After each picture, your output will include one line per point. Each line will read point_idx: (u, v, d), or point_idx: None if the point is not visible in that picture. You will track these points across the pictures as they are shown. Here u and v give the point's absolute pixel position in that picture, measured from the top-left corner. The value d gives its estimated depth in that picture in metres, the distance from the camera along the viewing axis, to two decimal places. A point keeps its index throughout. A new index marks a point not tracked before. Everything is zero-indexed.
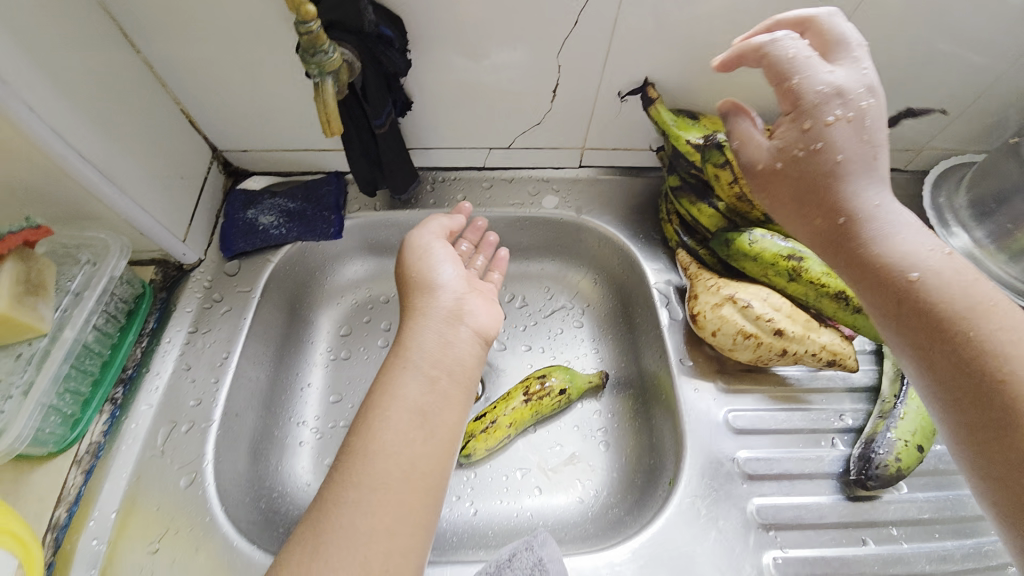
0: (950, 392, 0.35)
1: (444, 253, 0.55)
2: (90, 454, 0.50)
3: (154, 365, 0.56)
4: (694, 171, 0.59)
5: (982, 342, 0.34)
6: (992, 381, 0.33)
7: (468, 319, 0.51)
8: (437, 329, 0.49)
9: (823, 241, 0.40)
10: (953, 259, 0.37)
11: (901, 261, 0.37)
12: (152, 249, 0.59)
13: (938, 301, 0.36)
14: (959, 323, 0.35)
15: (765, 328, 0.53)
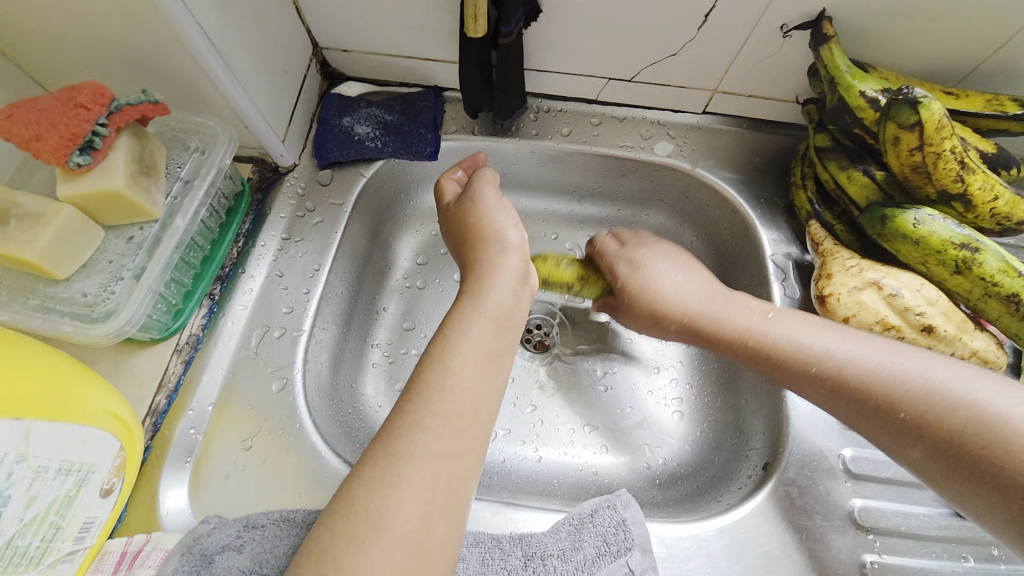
0: (900, 412, 0.37)
1: (499, 202, 0.54)
2: (189, 345, 0.50)
3: (250, 267, 0.55)
4: (860, 131, 0.51)
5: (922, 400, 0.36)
6: (956, 426, 0.35)
7: (520, 273, 0.49)
8: (508, 287, 0.47)
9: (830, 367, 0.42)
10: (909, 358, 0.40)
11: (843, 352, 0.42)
12: (253, 147, 0.57)
13: (893, 372, 0.39)
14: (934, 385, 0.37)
15: (910, 322, 0.48)
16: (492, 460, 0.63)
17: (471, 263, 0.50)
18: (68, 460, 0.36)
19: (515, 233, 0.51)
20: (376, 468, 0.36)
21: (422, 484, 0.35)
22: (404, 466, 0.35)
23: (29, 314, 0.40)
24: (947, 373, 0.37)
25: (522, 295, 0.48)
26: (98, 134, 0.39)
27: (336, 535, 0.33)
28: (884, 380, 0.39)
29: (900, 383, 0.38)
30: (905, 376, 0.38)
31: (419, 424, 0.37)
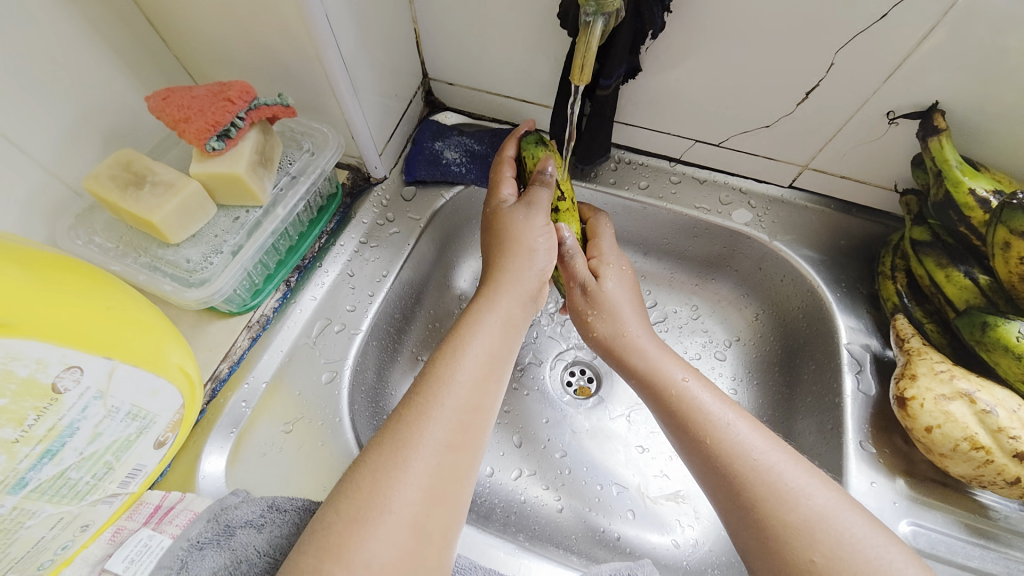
0: (745, 497, 0.38)
1: (545, 227, 0.52)
2: (259, 324, 0.54)
3: (326, 262, 0.59)
4: (966, 230, 0.49)
5: (819, 541, 0.35)
6: (749, 461, 0.39)
7: (532, 293, 0.50)
8: (519, 300, 0.48)
9: (728, 471, 0.40)
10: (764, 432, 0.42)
11: (754, 452, 0.40)
12: (353, 156, 0.62)
13: (770, 474, 0.38)
14: (792, 499, 0.37)
15: (1002, 446, 0.42)
16: (513, 497, 0.61)
17: (494, 268, 0.50)
18: (137, 405, 0.39)
19: (544, 257, 0.51)
20: (386, 456, 0.37)
21: (425, 470, 0.37)
22: (411, 453, 0.37)
23: (138, 269, 0.45)
24: (807, 478, 0.38)
25: (529, 312, 0.50)
26: (235, 124, 0.44)
27: (342, 515, 0.35)
28: (738, 451, 0.40)
29: (761, 500, 0.37)
30: (789, 487, 0.38)
31: (427, 415, 0.39)
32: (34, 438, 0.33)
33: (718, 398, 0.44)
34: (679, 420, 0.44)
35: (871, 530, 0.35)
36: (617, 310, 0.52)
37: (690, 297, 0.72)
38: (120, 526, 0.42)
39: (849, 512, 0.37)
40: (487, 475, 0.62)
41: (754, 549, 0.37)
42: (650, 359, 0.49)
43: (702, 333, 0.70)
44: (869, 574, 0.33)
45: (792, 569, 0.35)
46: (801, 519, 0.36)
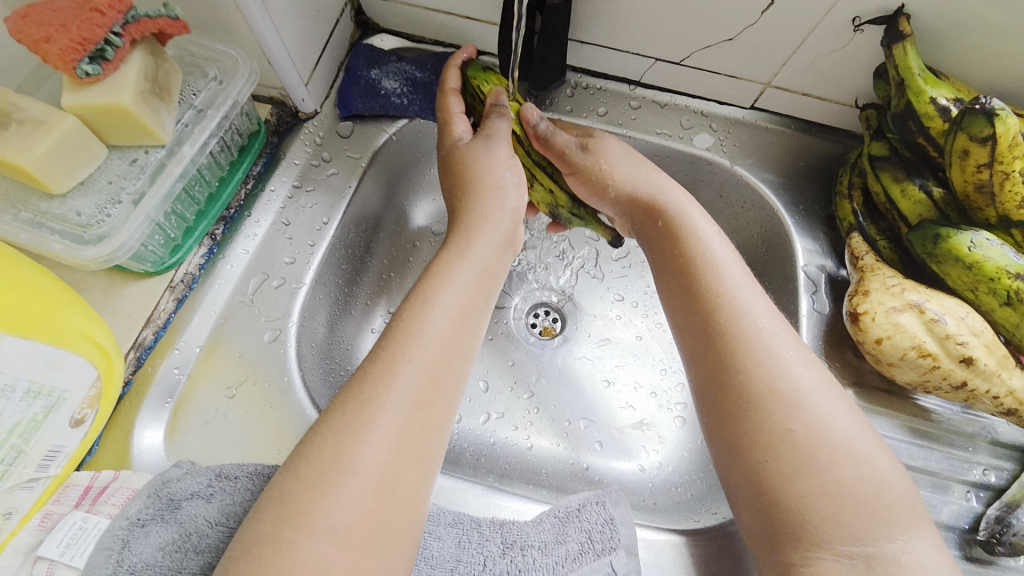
0: (736, 365, 0.38)
1: (510, 160, 0.47)
2: (184, 284, 0.48)
3: (256, 212, 0.53)
4: (923, 140, 0.47)
5: (800, 414, 0.36)
6: (754, 319, 0.40)
7: (508, 233, 0.45)
8: (494, 244, 0.44)
9: (728, 337, 0.39)
10: (770, 302, 0.42)
11: (755, 315, 0.40)
12: (275, 87, 0.54)
13: (764, 343, 0.39)
14: (778, 369, 0.37)
15: (949, 352, 0.44)
16: (482, 440, 0.60)
17: (460, 211, 0.45)
18: (37, 381, 0.34)
19: (513, 196, 0.46)
20: (352, 416, 0.32)
21: (395, 427, 0.33)
22: (376, 412, 0.33)
23: (18, 227, 0.38)
24: (802, 363, 0.38)
25: (506, 258, 0.45)
26: (111, 43, 0.37)
27: (301, 481, 0.30)
28: (738, 316, 0.40)
29: (753, 364, 0.38)
30: (781, 359, 0.38)
31: (393, 372, 0.34)
32: None
33: (733, 255, 0.44)
34: (688, 268, 0.43)
35: (851, 417, 0.36)
36: (618, 161, 0.50)
37: None
38: (48, 512, 0.38)
39: (829, 395, 0.37)
40: (455, 422, 0.61)
41: (726, 410, 0.38)
42: (678, 203, 0.47)
43: None
44: (840, 452, 0.35)
45: (763, 429, 0.36)
46: (786, 389, 0.37)
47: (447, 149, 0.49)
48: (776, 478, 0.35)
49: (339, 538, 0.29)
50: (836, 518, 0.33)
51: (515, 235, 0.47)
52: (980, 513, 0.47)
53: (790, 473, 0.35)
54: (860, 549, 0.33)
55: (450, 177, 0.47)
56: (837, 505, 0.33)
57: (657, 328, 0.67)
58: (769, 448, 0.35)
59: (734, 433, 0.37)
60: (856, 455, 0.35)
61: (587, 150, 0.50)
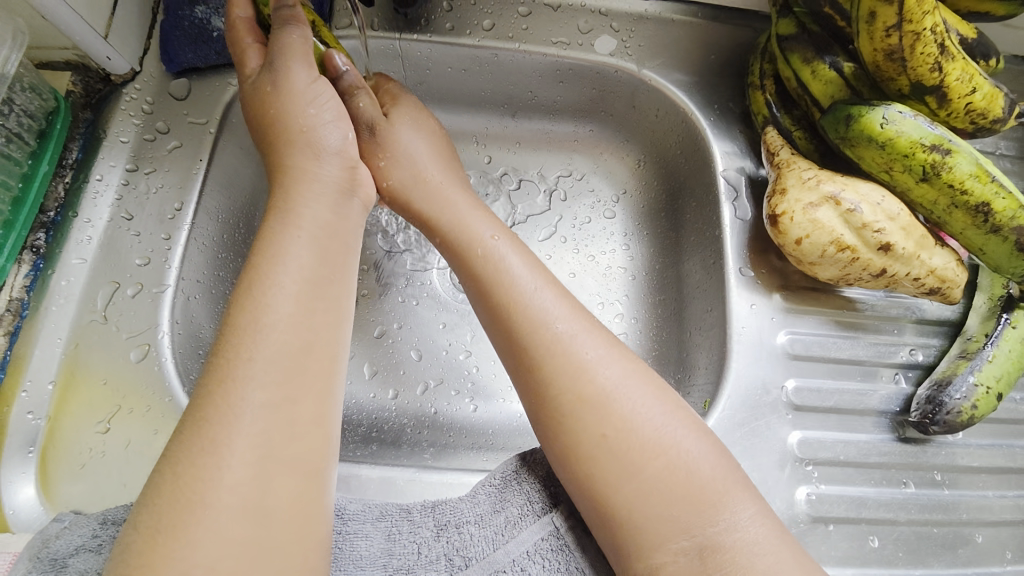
0: (546, 387, 0.35)
1: (314, 87, 0.41)
2: (12, 313, 0.40)
3: (85, 210, 0.44)
4: (830, 11, 0.43)
5: (612, 411, 0.34)
6: (531, 367, 0.36)
7: (340, 185, 0.40)
8: (325, 201, 0.38)
9: (541, 339, 0.37)
10: (569, 299, 0.40)
11: (546, 317, 0.38)
12: (66, 48, 0.43)
13: (556, 343, 0.37)
14: (583, 386, 0.35)
15: (867, 241, 0.43)
16: (421, 412, 0.57)
17: (279, 170, 0.39)
18: None
19: (333, 132, 0.41)
20: (196, 442, 0.28)
21: (251, 442, 0.28)
22: (223, 425, 0.28)
23: None
24: (620, 371, 0.36)
25: (351, 214, 0.40)
26: None
27: (157, 529, 0.26)
28: (535, 326, 0.37)
29: (558, 377, 0.35)
30: (584, 358, 0.36)
31: (234, 377, 0.29)
32: None
33: (528, 266, 0.41)
34: (490, 289, 0.40)
35: (663, 407, 0.35)
36: (410, 158, 0.48)
37: (570, 157, 0.64)
38: None
39: (638, 384, 0.36)
40: (391, 399, 0.57)
41: (546, 427, 0.35)
42: (453, 219, 0.45)
43: (589, 194, 0.64)
44: (650, 443, 0.33)
45: (568, 455, 0.34)
46: (595, 392, 0.34)
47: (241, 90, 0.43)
48: (591, 477, 0.33)
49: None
50: (639, 490, 0.32)
51: (362, 177, 0.42)
52: (908, 395, 0.48)
53: (592, 462, 0.33)
54: (692, 541, 0.30)
55: (255, 126, 0.42)
56: (652, 500, 0.31)
57: (590, 262, 0.61)
58: (585, 464, 0.33)
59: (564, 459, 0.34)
60: (661, 446, 0.33)
61: (379, 133, 0.47)
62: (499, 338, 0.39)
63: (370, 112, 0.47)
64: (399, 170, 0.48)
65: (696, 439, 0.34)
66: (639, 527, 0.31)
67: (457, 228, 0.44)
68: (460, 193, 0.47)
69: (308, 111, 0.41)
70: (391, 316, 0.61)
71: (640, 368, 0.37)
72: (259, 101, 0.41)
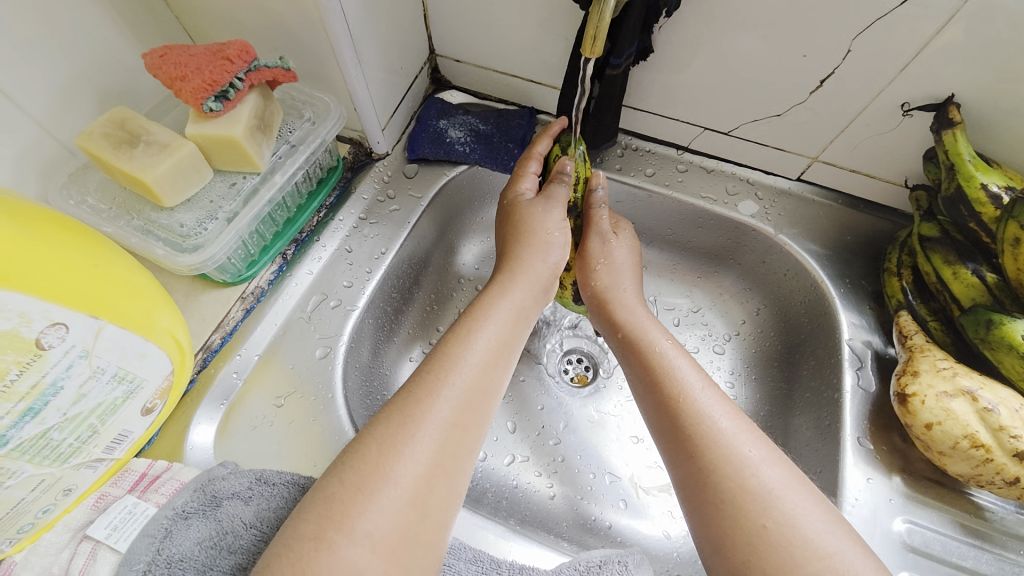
0: (703, 473, 0.38)
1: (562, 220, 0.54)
2: (253, 295, 0.53)
3: (324, 237, 0.58)
4: (976, 226, 0.47)
5: (772, 508, 0.35)
6: (689, 452, 0.40)
7: (546, 284, 0.51)
8: (532, 289, 0.50)
9: (705, 427, 0.40)
10: (732, 404, 0.43)
11: (710, 413, 0.41)
12: (355, 130, 0.60)
13: (716, 434, 0.39)
14: (746, 478, 0.37)
15: (1003, 444, 0.42)
16: (505, 482, 0.60)
17: (509, 258, 0.52)
18: (125, 368, 0.36)
19: (557, 249, 0.53)
20: (390, 433, 0.36)
21: (432, 445, 0.36)
22: (419, 426, 0.37)
23: (130, 231, 0.43)
24: (783, 479, 0.37)
25: (540, 306, 0.51)
26: (234, 86, 0.42)
27: (345, 486, 0.34)
28: (701, 416, 0.41)
29: (719, 467, 0.38)
30: (747, 456, 0.38)
31: (436, 392, 0.39)
32: (15, 395, 0.31)
33: (696, 369, 0.46)
34: (658, 379, 0.45)
35: (823, 513, 0.35)
36: (618, 272, 0.56)
37: (690, 290, 0.71)
38: (104, 493, 0.40)
39: (799, 489, 0.37)
40: (480, 460, 0.61)
41: (701, 513, 0.37)
42: (637, 322, 0.51)
43: (702, 327, 0.69)
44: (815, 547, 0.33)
45: (722, 546, 0.35)
46: (757, 486, 0.36)
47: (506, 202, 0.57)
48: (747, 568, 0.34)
49: (373, 543, 0.32)
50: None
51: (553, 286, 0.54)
52: None
53: (750, 555, 0.34)
54: None
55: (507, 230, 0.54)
56: None
57: None
58: (740, 552, 0.34)
59: (717, 545, 0.35)
60: (825, 550, 0.33)
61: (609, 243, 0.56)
62: (658, 420, 0.43)
63: (603, 226, 0.57)
64: (608, 276, 0.56)
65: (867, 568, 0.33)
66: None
67: (639, 324, 0.51)
68: (638, 299, 0.55)
69: (551, 221, 0.53)
70: None
71: (801, 479, 0.38)
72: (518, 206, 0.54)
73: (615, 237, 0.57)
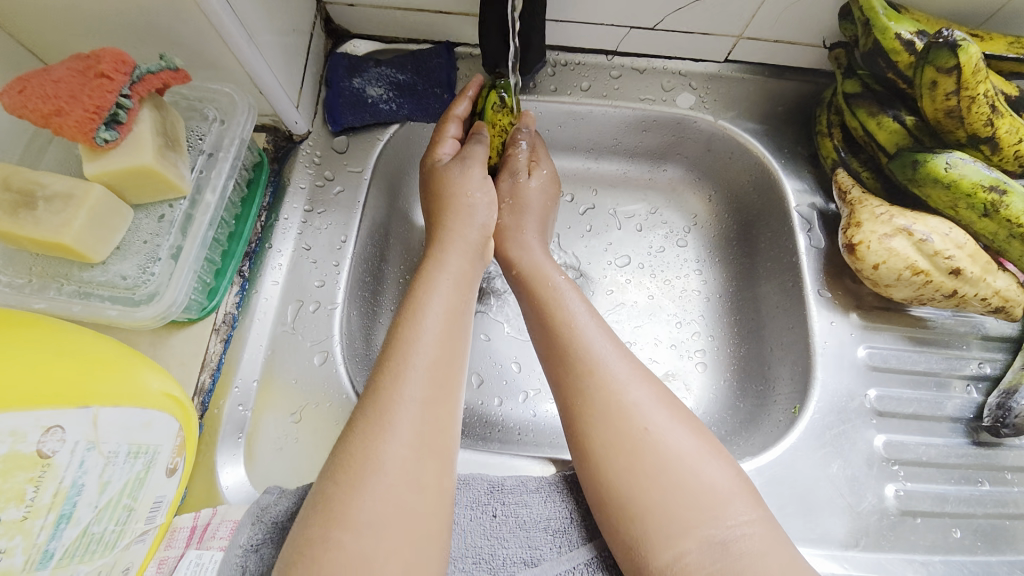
0: (592, 390, 0.42)
1: (482, 180, 0.54)
2: (227, 324, 0.50)
3: (276, 241, 0.54)
4: (894, 76, 0.51)
5: (651, 416, 0.41)
6: (581, 371, 0.43)
7: (478, 247, 0.51)
8: (466, 256, 0.49)
9: (588, 352, 0.44)
10: (609, 329, 0.47)
11: (587, 338, 0.45)
12: (266, 115, 0.53)
13: (598, 358, 0.44)
14: (621, 390, 0.42)
15: (939, 266, 0.49)
16: (524, 416, 0.63)
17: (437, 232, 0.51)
18: (135, 442, 0.35)
19: (484, 212, 0.53)
20: (369, 415, 0.38)
21: (412, 427, 0.38)
22: (394, 414, 0.38)
23: (68, 299, 0.39)
24: (649, 392, 0.42)
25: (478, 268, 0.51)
26: (122, 106, 0.36)
27: (340, 484, 0.36)
28: (586, 341, 0.45)
29: (603, 385, 0.42)
30: (622, 378, 0.43)
31: (402, 376, 0.40)
32: (42, 509, 0.29)
33: (581, 297, 0.49)
34: (546, 308, 0.48)
35: (677, 414, 0.41)
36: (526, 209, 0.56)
37: (644, 195, 0.72)
38: (162, 558, 0.40)
39: (662, 400, 0.42)
40: (497, 405, 0.63)
41: (587, 425, 0.41)
42: (528, 253, 0.53)
43: (663, 225, 0.71)
44: (686, 446, 0.40)
45: (589, 453, 0.41)
46: (632, 399, 0.41)
47: (429, 167, 0.56)
48: (622, 468, 0.39)
49: (376, 531, 0.34)
50: (657, 487, 0.38)
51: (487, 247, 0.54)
52: (980, 403, 0.54)
53: (607, 456, 0.40)
54: (719, 532, 0.36)
55: (431, 197, 0.54)
56: (694, 495, 0.37)
57: (665, 285, 0.69)
58: (620, 457, 0.39)
59: (599, 454, 0.40)
60: (691, 448, 0.39)
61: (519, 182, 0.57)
62: (548, 346, 0.46)
63: (517, 163, 0.58)
64: (509, 212, 0.57)
65: (721, 459, 0.40)
66: (632, 501, 0.38)
67: (532, 263, 0.53)
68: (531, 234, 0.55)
69: (473, 193, 0.52)
70: (482, 327, 0.67)
71: (657, 386, 0.43)
72: (443, 179, 0.54)
73: (528, 175, 0.58)
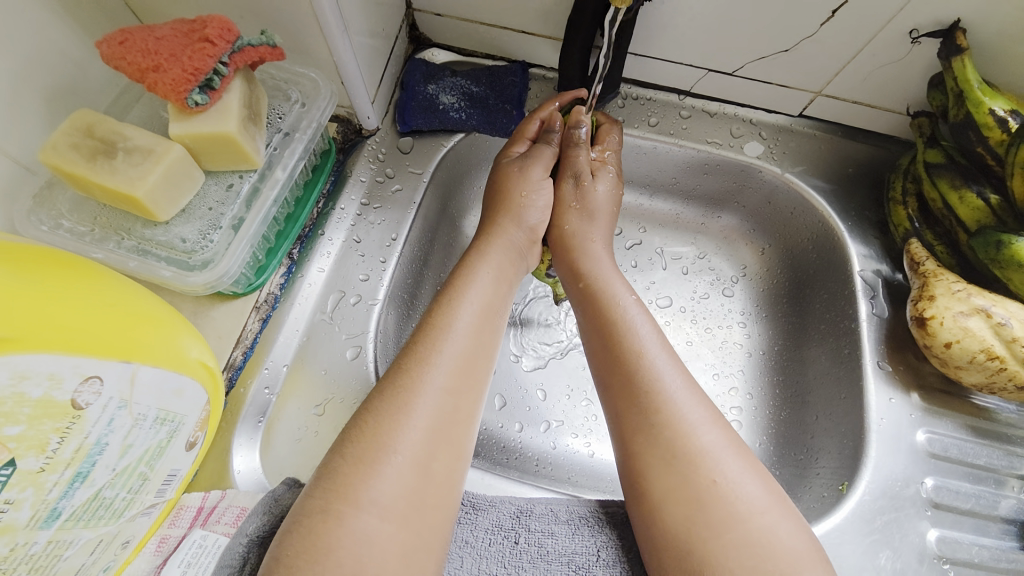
0: (659, 430, 0.40)
1: (541, 181, 0.54)
2: (267, 303, 0.49)
3: (329, 229, 0.54)
4: (983, 151, 0.50)
5: (721, 466, 0.38)
6: (649, 406, 0.41)
7: (520, 249, 0.52)
8: (507, 253, 0.50)
9: (656, 387, 0.42)
10: (680, 364, 0.44)
11: (657, 372, 0.42)
12: (343, 106, 0.54)
13: (668, 396, 0.41)
14: (691, 435, 0.39)
15: (1016, 354, 0.46)
16: (543, 448, 0.60)
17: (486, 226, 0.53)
18: (164, 409, 0.33)
19: (537, 214, 0.54)
20: (385, 399, 0.37)
21: (430, 411, 0.37)
22: (414, 397, 0.37)
23: (125, 254, 0.39)
24: (720, 441, 0.39)
25: (518, 268, 0.51)
26: (218, 72, 0.37)
27: (347, 458, 0.35)
28: (654, 376, 0.42)
29: (669, 426, 0.40)
30: (692, 420, 0.40)
31: (427, 362, 0.39)
32: (61, 463, 0.28)
33: (652, 327, 0.46)
34: (614, 334, 0.46)
35: (749, 468, 0.38)
36: (596, 213, 0.54)
37: (694, 238, 0.71)
38: (164, 536, 0.38)
39: (732, 450, 0.39)
40: (518, 432, 0.60)
41: (649, 466, 0.39)
42: (599, 270, 0.51)
43: (710, 271, 0.69)
44: (755, 504, 0.36)
45: (647, 496, 0.38)
46: (702, 445, 0.39)
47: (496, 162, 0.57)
48: (685, 519, 0.36)
49: (382, 510, 0.33)
50: (722, 544, 0.35)
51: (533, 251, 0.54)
52: None
53: (668, 502, 0.37)
54: None
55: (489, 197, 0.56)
56: (762, 559, 0.34)
57: (707, 333, 0.66)
58: (682, 505, 0.37)
59: (661, 500, 0.38)
60: (760, 507, 0.36)
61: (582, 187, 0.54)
62: (614, 374, 0.44)
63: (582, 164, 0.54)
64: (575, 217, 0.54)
65: (793, 523, 0.36)
66: (693, 556, 0.35)
67: (601, 276, 0.50)
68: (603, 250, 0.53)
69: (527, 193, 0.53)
70: (513, 348, 0.65)
71: (726, 432, 0.40)
72: (502, 175, 0.55)
73: (594, 177, 0.55)
